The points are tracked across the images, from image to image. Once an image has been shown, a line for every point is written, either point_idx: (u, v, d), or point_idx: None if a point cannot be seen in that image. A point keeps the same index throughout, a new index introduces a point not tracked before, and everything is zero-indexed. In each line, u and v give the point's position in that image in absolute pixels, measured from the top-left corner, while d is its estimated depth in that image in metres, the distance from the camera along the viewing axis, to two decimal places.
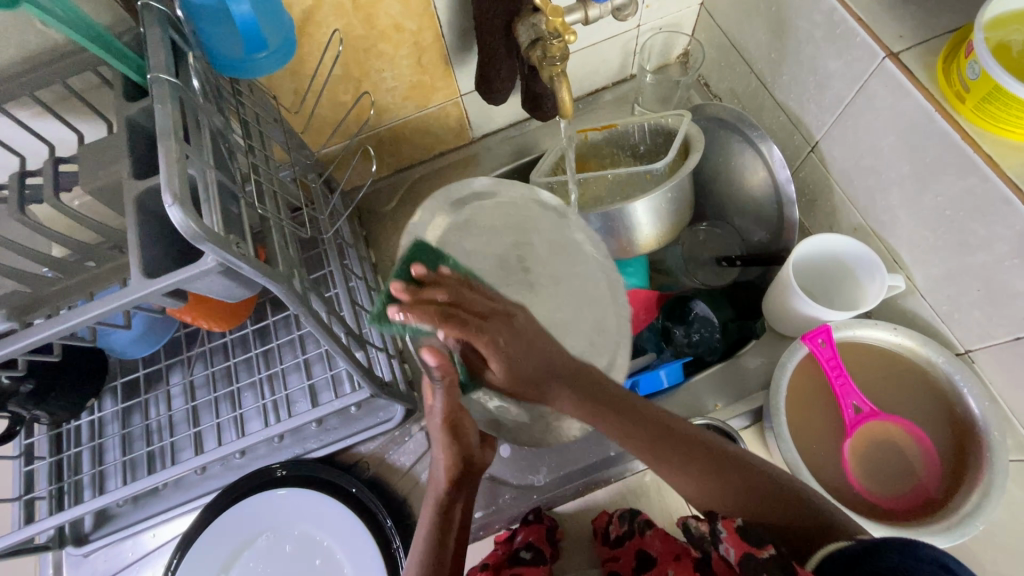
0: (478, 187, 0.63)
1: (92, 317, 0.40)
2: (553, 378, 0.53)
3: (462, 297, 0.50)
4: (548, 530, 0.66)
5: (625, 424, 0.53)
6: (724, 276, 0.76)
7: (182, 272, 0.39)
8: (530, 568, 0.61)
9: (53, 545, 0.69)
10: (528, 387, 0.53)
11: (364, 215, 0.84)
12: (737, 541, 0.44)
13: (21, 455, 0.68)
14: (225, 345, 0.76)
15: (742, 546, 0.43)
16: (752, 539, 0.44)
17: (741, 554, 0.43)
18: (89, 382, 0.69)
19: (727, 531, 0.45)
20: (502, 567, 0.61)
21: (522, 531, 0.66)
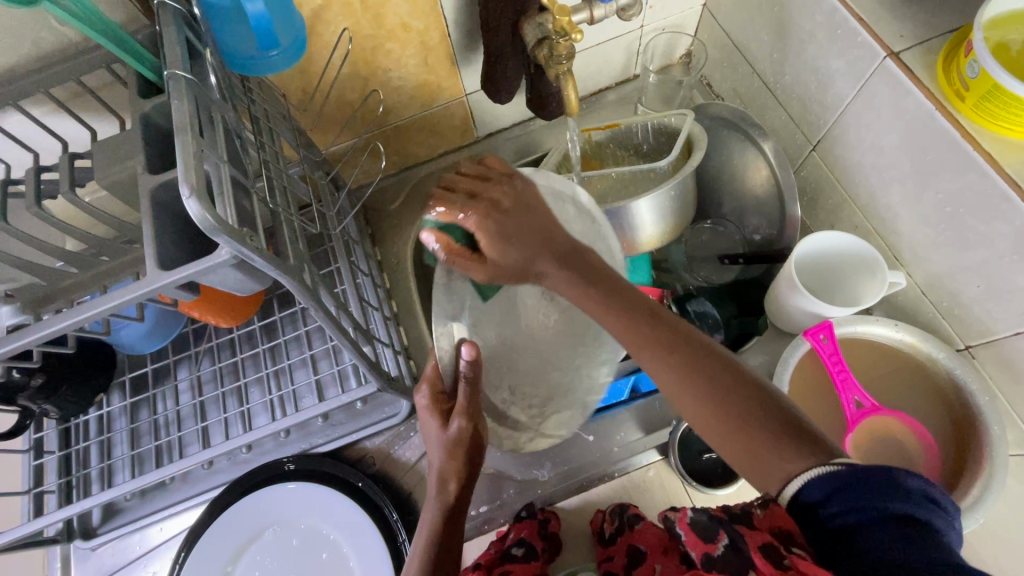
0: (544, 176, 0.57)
1: (106, 310, 0.41)
2: (542, 248, 0.51)
3: (465, 180, 0.54)
4: (541, 524, 0.66)
5: (634, 315, 0.48)
6: (729, 272, 0.78)
7: (196, 264, 0.40)
8: (523, 565, 0.61)
9: (61, 539, 0.69)
10: (513, 265, 0.50)
11: (370, 213, 0.85)
12: (696, 542, 0.47)
13: (30, 449, 0.69)
14: (232, 341, 0.77)
15: (700, 546, 0.46)
16: (705, 536, 0.47)
17: (699, 552, 0.46)
18: (98, 376, 0.70)
19: (686, 534, 0.48)
20: (494, 565, 0.61)
21: (514, 528, 0.66)
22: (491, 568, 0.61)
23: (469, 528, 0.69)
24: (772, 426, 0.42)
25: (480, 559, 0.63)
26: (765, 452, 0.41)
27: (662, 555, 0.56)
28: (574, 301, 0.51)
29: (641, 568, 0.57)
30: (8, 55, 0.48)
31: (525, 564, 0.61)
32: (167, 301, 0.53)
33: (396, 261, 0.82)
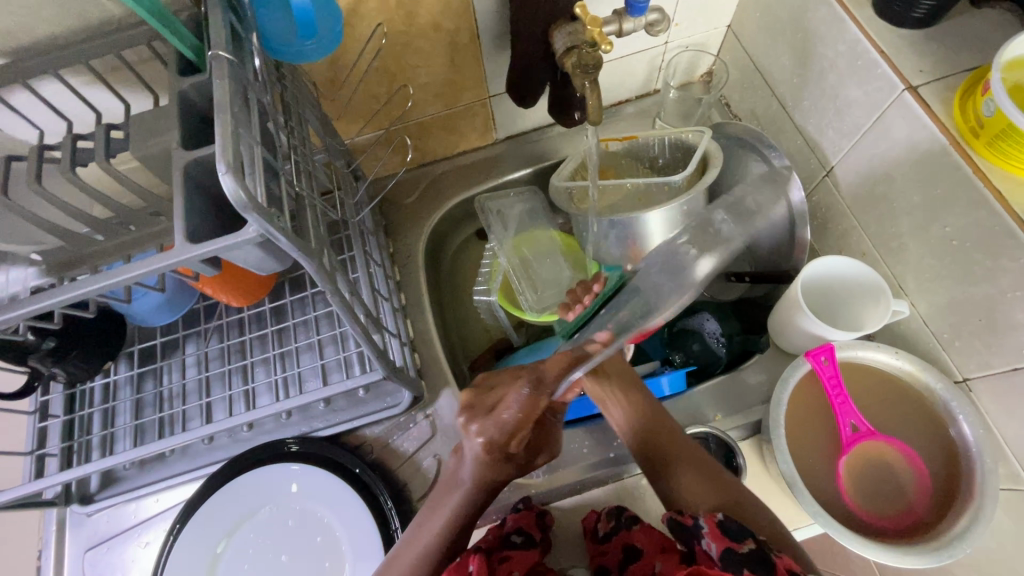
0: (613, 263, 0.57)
1: (150, 270, 0.41)
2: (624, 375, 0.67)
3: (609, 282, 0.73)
4: (539, 516, 0.66)
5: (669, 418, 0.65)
6: (734, 291, 0.80)
7: (223, 240, 0.41)
8: (523, 553, 0.61)
9: (59, 502, 0.70)
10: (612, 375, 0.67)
11: (386, 205, 0.86)
12: (718, 536, 0.50)
13: (36, 411, 0.71)
14: (241, 321, 0.78)
15: (722, 541, 0.50)
16: (730, 534, 0.50)
17: (722, 547, 0.49)
18: (107, 345, 0.72)
19: (708, 526, 0.51)
20: (492, 552, 0.61)
21: (511, 518, 0.66)
22: (491, 553, 0.61)
23: None
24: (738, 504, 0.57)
25: (480, 544, 0.63)
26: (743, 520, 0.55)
27: (661, 555, 0.59)
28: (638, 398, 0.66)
29: (638, 564, 0.59)
30: (52, 25, 0.50)
31: (524, 552, 0.62)
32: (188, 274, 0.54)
33: (408, 254, 0.84)
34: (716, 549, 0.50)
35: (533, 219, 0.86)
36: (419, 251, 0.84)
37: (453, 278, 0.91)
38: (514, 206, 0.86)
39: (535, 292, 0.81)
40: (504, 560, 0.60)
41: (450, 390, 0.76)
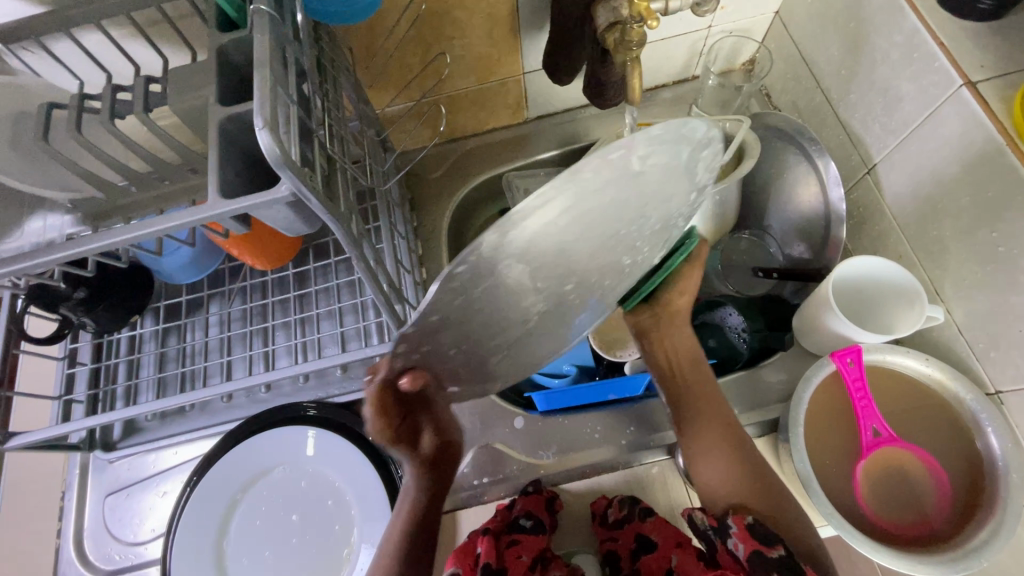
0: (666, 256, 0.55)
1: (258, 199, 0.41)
2: (671, 323, 0.61)
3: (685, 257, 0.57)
4: (547, 500, 0.67)
5: (701, 375, 0.61)
6: (760, 287, 0.78)
7: (256, 197, 0.41)
8: (532, 535, 0.62)
9: (83, 446, 0.73)
10: (652, 324, 0.61)
11: (412, 178, 0.86)
12: (745, 537, 0.50)
13: (65, 357, 0.73)
14: (264, 284, 0.79)
15: (750, 543, 0.49)
16: (759, 537, 0.50)
17: (750, 549, 0.49)
18: (134, 298, 0.73)
19: (737, 527, 0.51)
20: (501, 534, 0.62)
21: (520, 500, 0.67)
22: (500, 535, 0.62)
23: (471, 495, 0.70)
24: (758, 483, 0.56)
25: (488, 525, 0.64)
26: (761, 502, 0.54)
27: (677, 548, 0.59)
28: (678, 342, 0.61)
29: (651, 556, 0.60)
30: None
31: (533, 536, 0.62)
32: (217, 231, 0.55)
33: (432, 229, 0.84)
34: (744, 551, 0.49)
35: None
36: (443, 226, 0.83)
37: None
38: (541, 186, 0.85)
39: None
40: (513, 543, 0.61)
41: None
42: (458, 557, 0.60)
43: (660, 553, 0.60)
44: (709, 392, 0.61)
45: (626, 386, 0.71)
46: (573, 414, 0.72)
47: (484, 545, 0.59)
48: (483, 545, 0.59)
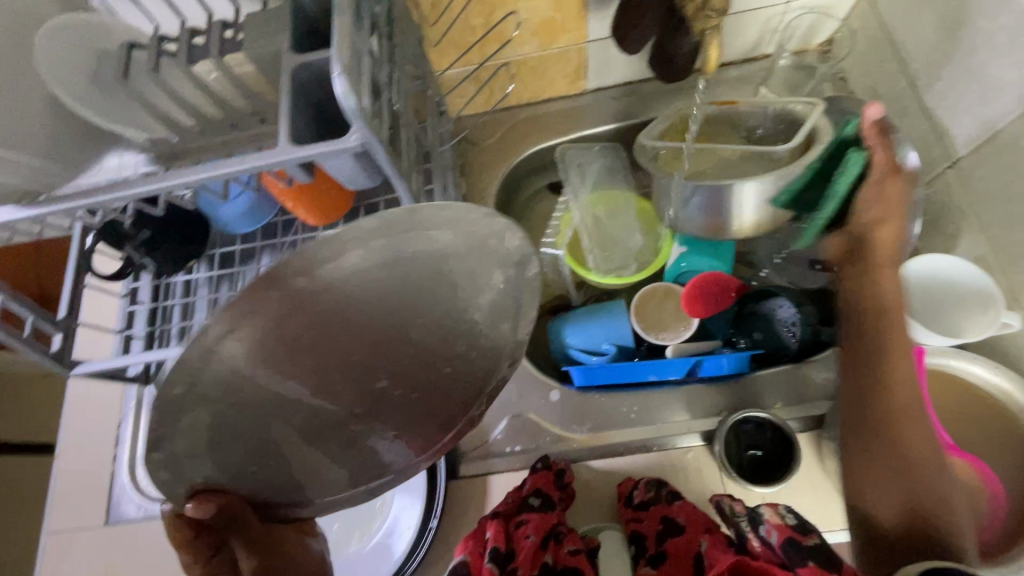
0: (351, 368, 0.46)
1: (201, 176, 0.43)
2: (868, 282, 0.62)
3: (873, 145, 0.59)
4: (557, 475, 0.67)
5: (906, 362, 0.58)
6: (816, 279, 0.76)
7: (324, 145, 0.41)
8: (541, 514, 0.62)
9: (139, 380, 0.77)
10: (862, 278, 0.63)
11: (464, 145, 0.85)
12: (781, 528, 0.50)
13: (127, 294, 0.77)
14: (314, 239, 0.81)
15: (785, 532, 0.49)
16: (795, 527, 0.49)
17: (783, 537, 0.49)
18: (192, 244, 0.75)
19: (772, 517, 0.51)
20: (510, 516, 0.63)
21: (530, 478, 0.67)
22: (508, 518, 0.63)
23: (503, 461, 0.71)
24: (925, 490, 0.54)
25: (498, 508, 0.65)
26: (908, 508, 0.53)
27: (706, 533, 0.59)
28: (889, 295, 0.60)
29: (680, 538, 0.60)
30: None
31: (542, 515, 0.62)
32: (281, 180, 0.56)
33: (480, 197, 0.83)
34: (777, 538, 0.49)
35: (610, 177, 0.83)
36: (492, 195, 0.83)
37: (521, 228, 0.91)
38: (594, 160, 0.83)
39: (603, 252, 0.80)
40: (522, 523, 0.61)
41: None
42: (470, 541, 0.60)
43: (686, 535, 0.60)
44: (907, 386, 0.57)
45: (668, 369, 0.70)
46: (609, 392, 0.72)
47: (491, 529, 0.60)
48: (491, 528, 0.60)
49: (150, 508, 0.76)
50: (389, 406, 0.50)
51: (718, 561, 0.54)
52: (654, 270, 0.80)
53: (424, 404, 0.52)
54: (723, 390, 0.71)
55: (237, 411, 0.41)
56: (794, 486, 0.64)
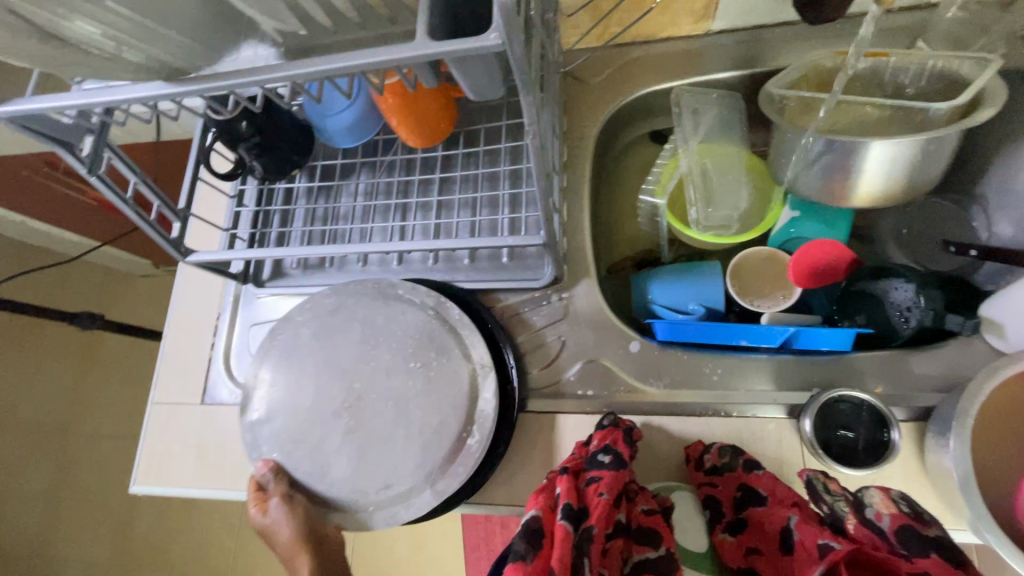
0: (402, 380, 0.67)
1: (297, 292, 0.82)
2: None
3: None
4: (626, 432, 0.65)
5: None
6: (948, 262, 0.70)
7: (463, 41, 0.39)
8: (612, 473, 0.59)
9: (239, 278, 0.82)
10: None
11: (569, 80, 0.81)
12: (897, 515, 0.52)
13: (235, 196, 0.81)
14: (410, 162, 0.81)
15: (900, 519, 0.51)
16: (911, 515, 0.52)
17: (898, 523, 0.51)
18: (298, 153, 0.78)
19: (884, 501, 0.53)
20: (581, 473, 0.60)
21: (597, 435, 0.64)
22: (579, 476, 0.60)
23: (575, 403, 0.71)
24: None
25: (566, 463, 0.62)
26: None
27: (794, 507, 0.57)
28: None
29: (762, 509, 0.59)
30: None
31: (613, 472, 0.58)
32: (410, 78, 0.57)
33: (580, 137, 0.80)
34: (891, 524, 0.51)
35: (723, 128, 0.77)
36: (592, 135, 0.80)
37: (615, 176, 0.88)
38: (709, 108, 0.77)
39: (707, 207, 0.75)
40: (593, 481, 0.58)
41: (589, 282, 0.74)
42: (541, 494, 0.59)
43: (769, 506, 0.58)
44: None
45: (761, 335, 0.67)
46: (693, 351, 0.70)
47: (563, 483, 0.58)
48: (563, 483, 0.58)
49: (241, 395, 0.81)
50: (391, 417, 0.66)
51: (811, 538, 0.53)
52: (759, 233, 0.75)
53: (425, 421, 0.65)
54: (819, 366, 0.66)
55: (323, 377, 0.69)
56: (884, 471, 0.61)
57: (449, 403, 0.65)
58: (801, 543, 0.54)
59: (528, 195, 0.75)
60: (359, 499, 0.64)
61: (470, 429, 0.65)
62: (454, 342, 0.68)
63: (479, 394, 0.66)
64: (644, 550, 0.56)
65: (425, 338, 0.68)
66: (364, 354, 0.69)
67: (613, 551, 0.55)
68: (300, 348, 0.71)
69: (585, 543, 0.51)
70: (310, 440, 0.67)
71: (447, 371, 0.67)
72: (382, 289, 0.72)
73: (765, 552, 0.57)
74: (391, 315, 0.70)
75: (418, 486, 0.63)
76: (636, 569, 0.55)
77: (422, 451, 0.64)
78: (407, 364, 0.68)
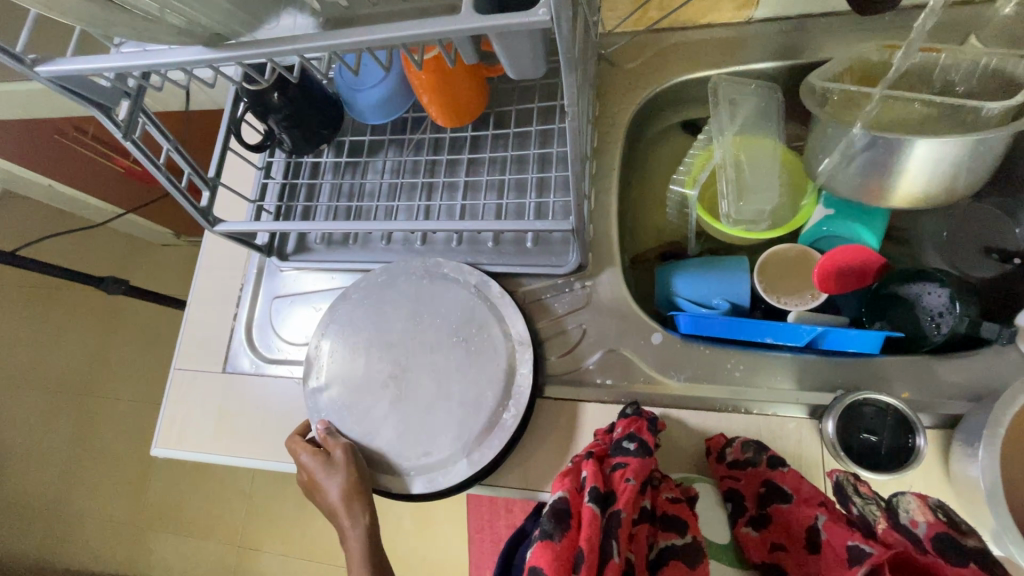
0: (443, 354, 0.69)
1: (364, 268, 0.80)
2: None
3: None
4: (649, 422, 0.64)
5: None
6: (986, 268, 0.68)
7: (511, 17, 0.38)
8: (639, 460, 0.58)
9: (264, 250, 0.82)
10: None
11: (603, 64, 0.80)
12: (934, 522, 0.51)
13: (263, 168, 0.81)
14: (439, 141, 0.81)
15: (937, 526, 0.50)
16: (949, 523, 0.50)
17: (935, 530, 0.50)
18: (327, 127, 0.78)
19: (922, 507, 0.52)
20: (607, 458, 0.61)
21: (621, 423, 0.64)
22: (604, 460, 0.61)
23: (593, 391, 0.70)
24: None
25: (591, 447, 0.63)
26: None
27: (819, 506, 0.56)
28: None
29: (785, 507, 0.59)
30: None
31: (639, 459, 0.58)
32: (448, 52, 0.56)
33: (611, 122, 0.78)
34: (928, 531, 0.50)
35: (760, 121, 0.75)
36: (623, 121, 0.78)
37: (643, 164, 0.86)
38: (747, 98, 0.75)
39: (738, 200, 0.73)
40: (620, 466, 0.58)
41: (613, 271, 0.74)
42: (567, 476, 0.59)
43: (794, 504, 0.58)
44: None
45: (788, 333, 0.66)
46: (715, 346, 0.69)
47: (589, 466, 0.58)
48: (589, 466, 0.58)
49: (261, 366, 0.82)
50: (432, 388, 0.68)
51: (840, 538, 0.53)
52: (790, 229, 0.74)
53: (463, 394, 0.67)
54: (845, 368, 0.65)
55: (364, 347, 0.72)
56: (905, 476, 0.60)
57: (485, 379, 0.67)
58: (829, 543, 0.53)
59: (556, 180, 0.74)
60: (399, 463, 0.66)
61: (508, 404, 0.66)
62: (495, 321, 0.69)
63: (512, 371, 0.67)
64: (671, 536, 0.56)
65: (465, 317, 0.70)
66: (407, 329, 0.71)
67: (640, 536, 0.55)
68: (345, 320, 0.73)
69: (612, 527, 0.52)
70: (349, 408, 0.70)
71: (490, 346, 0.68)
72: (426, 266, 0.73)
73: (789, 548, 0.57)
74: (433, 293, 0.72)
75: (454, 455, 0.65)
76: (662, 554, 0.55)
77: (464, 421, 0.66)
78: (449, 339, 0.69)
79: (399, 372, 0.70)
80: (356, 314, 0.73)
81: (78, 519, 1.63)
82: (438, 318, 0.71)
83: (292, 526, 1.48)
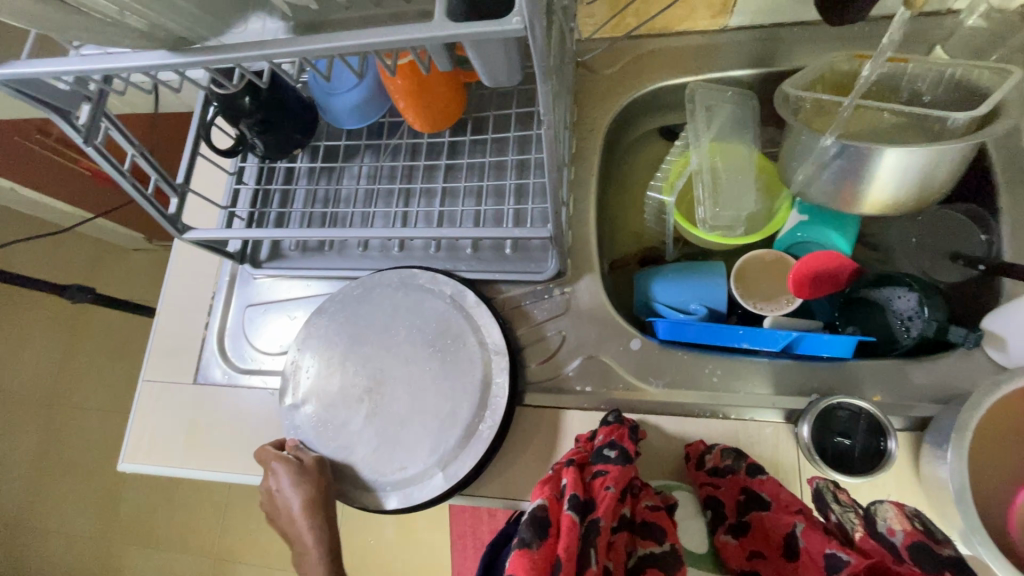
0: (418, 365, 0.68)
1: (341, 277, 0.78)
2: None
3: None
4: (630, 429, 0.64)
5: None
6: (953, 273, 0.71)
7: (482, 25, 0.37)
8: (618, 468, 0.58)
9: (236, 258, 0.80)
10: None
11: (581, 70, 0.80)
12: (909, 531, 0.50)
13: (235, 173, 0.80)
14: (416, 147, 0.80)
15: (912, 535, 0.50)
16: (925, 532, 0.50)
17: (910, 539, 0.50)
18: (302, 132, 0.77)
19: (899, 516, 0.52)
20: (587, 466, 0.60)
21: (602, 430, 0.64)
22: (584, 469, 0.60)
23: (573, 399, 0.70)
24: None
25: (572, 455, 0.62)
26: None
27: (799, 514, 0.56)
28: None
29: (763, 514, 0.59)
30: None
31: (619, 467, 0.58)
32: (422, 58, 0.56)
33: (589, 128, 0.79)
34: (905, 540, 0.50)
35: (736, 128, 0.76)
36: (602, 127, 0.78)
37: (622, 170, 0.86)
38: (722, 106, 0.76)
39: (714, 206, 0.74)
40: (599, 474, 0.58)
41: (592, 277, 0.74)
42: (546, 484, 0.59)
43: (773, 511, 0.58)
44: None
45: (762, 338, 0.67)
46: (692, 352, 0.69)
47: (569, 474, 0.58)
48: (569, 475, 0.58)
49: (233, 376, 0.80)
50: (408, 401, 0.67)
51: (817, 546, 0.52)
52: (765, 235, 0.75)
53: (439, 406, 0.66)
54: (820, 372, 0.66)
55: (339, 360, 0.70)
56: (878, 479, 0.61)
57: (463, 389, 0.66)
58: (806, 550, 0.52)
59: (534, 187, 0.74)
60: (374, 478, 0.65)
61: (484, 415, 0.65)
62: (472, 332, 0.68)
63: (489, 381, 0.66)
64: (649, 544, 0.56)
65: (442, 329, 0.69)
66: (384, 341, 0.70)
67: (617, 545, 0.55)
68: (321, 332, 0.72)
69: (591, 536, 0.51)
70: (325, 422, 0.68)
71: (466, 357, 0.67)
72: (403, 277, 0.72)
73: (768, 556, 0.57)
74: (408, 303, 0.71)
75: (429, 468, 0.64)
76: (639, 563, 0.54)
77: (439, 433, 0.65)
78: (424, 351, 0.68)
79: (374, 385, 0.68)
80: (334, 326, 0.72)
81: (44, 534, 1.57)
82: (413, 329, 0.70)
83: (269, 539, 1.44)
